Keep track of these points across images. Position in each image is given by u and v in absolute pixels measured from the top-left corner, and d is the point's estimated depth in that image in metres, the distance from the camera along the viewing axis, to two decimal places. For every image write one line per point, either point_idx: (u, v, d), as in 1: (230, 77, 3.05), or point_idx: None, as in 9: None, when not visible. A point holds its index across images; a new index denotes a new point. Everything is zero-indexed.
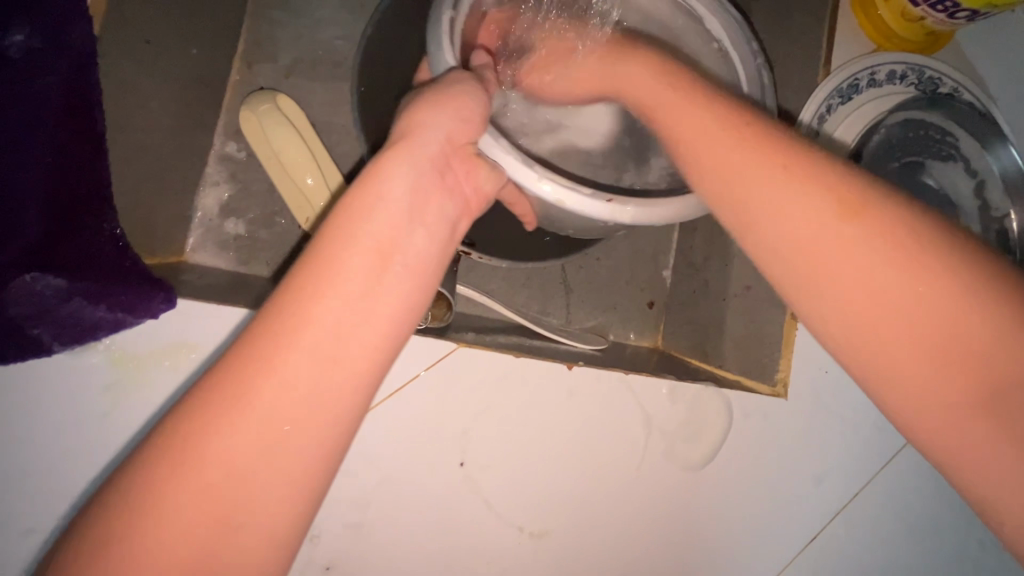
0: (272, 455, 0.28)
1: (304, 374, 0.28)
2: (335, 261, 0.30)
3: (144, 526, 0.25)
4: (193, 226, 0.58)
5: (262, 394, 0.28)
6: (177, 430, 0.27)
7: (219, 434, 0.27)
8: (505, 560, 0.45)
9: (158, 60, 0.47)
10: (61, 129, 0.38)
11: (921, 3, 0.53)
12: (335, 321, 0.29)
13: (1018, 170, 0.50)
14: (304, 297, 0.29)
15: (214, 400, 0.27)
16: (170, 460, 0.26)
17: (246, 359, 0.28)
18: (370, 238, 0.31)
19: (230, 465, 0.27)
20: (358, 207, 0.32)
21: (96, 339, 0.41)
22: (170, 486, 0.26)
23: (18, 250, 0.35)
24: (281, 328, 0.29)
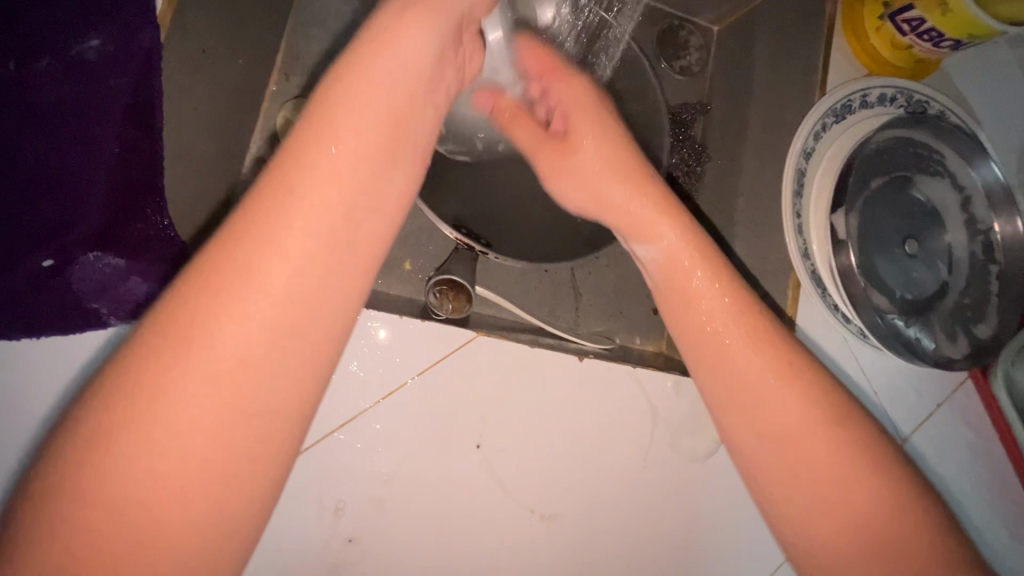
0: (280, 329, 0.25)
1: (303, 271, 0.26)
2: (335, 148, 0.27)
3: (146, 413, 0.22)
4: (227, 222, 0.62)
5: (268, 266, 0.25)
6: (150, 343, 0.23)
7: (206, 347, 0.24)
8: (517, 540, 0.48)
9: (209, 68, 0.51)
10: (127, 126, 0.41)
11: (909, 32, 0.58)
12: (347, 190, 0.27)
13: (1000, 183, 0.55)
14: (307, 161, 0.27)
15: (192, 305, 0.24)
16: (147, 381, 0.23)
17: (242, 225, 0.25)
18: (370, 128, 0.29)
19: (236, 343, 0.24)
20: (356, 92, 0.29)
21: (150, 314, 0.45)
22: (155, 402, 0.23)
23: (84, 233, 0.40)
24: (270, 216, 0.25)
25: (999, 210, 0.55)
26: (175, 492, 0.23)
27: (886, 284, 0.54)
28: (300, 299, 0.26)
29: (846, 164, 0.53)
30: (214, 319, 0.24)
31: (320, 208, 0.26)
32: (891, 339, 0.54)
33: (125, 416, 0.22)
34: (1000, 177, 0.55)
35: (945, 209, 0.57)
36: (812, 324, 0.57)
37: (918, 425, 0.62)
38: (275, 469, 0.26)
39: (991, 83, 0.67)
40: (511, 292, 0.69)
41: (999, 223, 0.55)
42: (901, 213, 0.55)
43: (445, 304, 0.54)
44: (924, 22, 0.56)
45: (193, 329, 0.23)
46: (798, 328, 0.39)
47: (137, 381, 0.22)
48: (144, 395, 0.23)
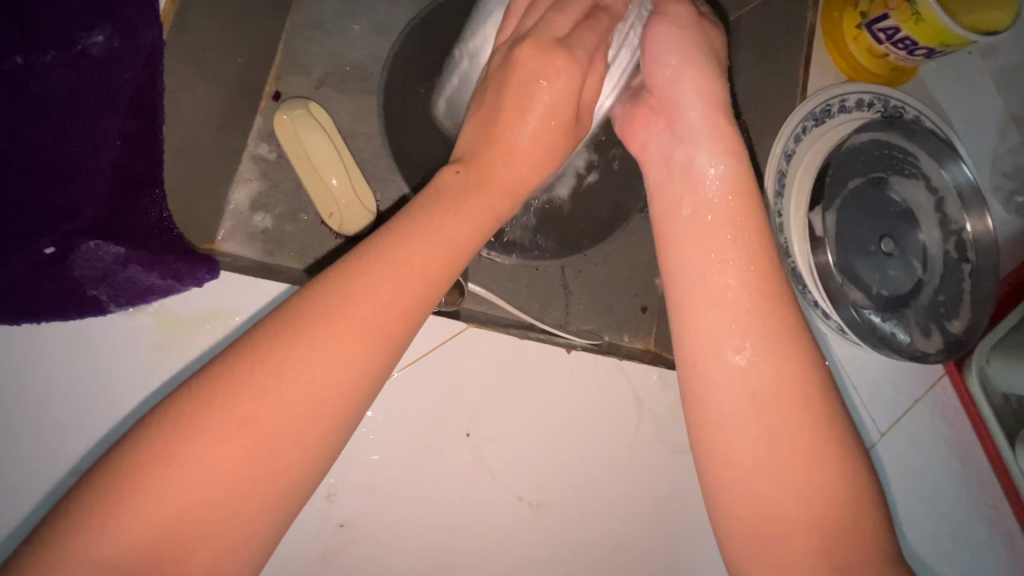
0: (286, 422, 0.31)
1: (352, 335, 0.34)
2: (414, 238, 0.38)
3: (176, 463, 0.29)
4: (225, 217, 0.63)
5: (303, 364, 0.32)
6: (251, 352, 0.32)
7: (281, 371, 0.32)
8: (506, 528, 0.49)
9: (210, 66, 0.53)
10: (130, 118, 0.42)
11: (885, 40, 0.61)
12: (378, 308, 0.35)
13: (970, 184, 0.57)
14: (361, 281, 0.35)
15: (286, 335, 0.33)
16: (236, 385, 0.31)
17: (300, 321, 0.33)
18: (429, 252, 0.38)
19: (259, 425, 0.31)
20: (448, 201, 0.41)
21: (148, 301, 0.47)
22: (239, 403, 0.30)
23: (88, 220, 0.41)
24: (350, 279, 0.35)
25: (972, 210, 0.58)
26: (161, 529, 0.28)
27: (864, 281, 0.56)
28: (340, 362, 0.33)
29: (825, 164, 0.56)
30: (287, 356, 0.32)
31: (385, 283, 0.35)
32: (869, 333, 0.55)
33: (219, 407, 0.30)
34: (970, 178, 0.57)
35: (920, 209, 0.59)
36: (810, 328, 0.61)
37: (898, 419, 0.64)
38: (251, 536, 0.31)
39: (964, 91, 0.70)
40: (504, 289, 0.71)
41: (970, 222, 0.58)
42: (877, 212, 0.57)
43: (438, 296, 0.55)
44: (899, 31, 0.59)
45: (277, 359, 0.32)
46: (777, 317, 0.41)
47: (234, 384, 0.31)
48: (228, 401, 0.30)
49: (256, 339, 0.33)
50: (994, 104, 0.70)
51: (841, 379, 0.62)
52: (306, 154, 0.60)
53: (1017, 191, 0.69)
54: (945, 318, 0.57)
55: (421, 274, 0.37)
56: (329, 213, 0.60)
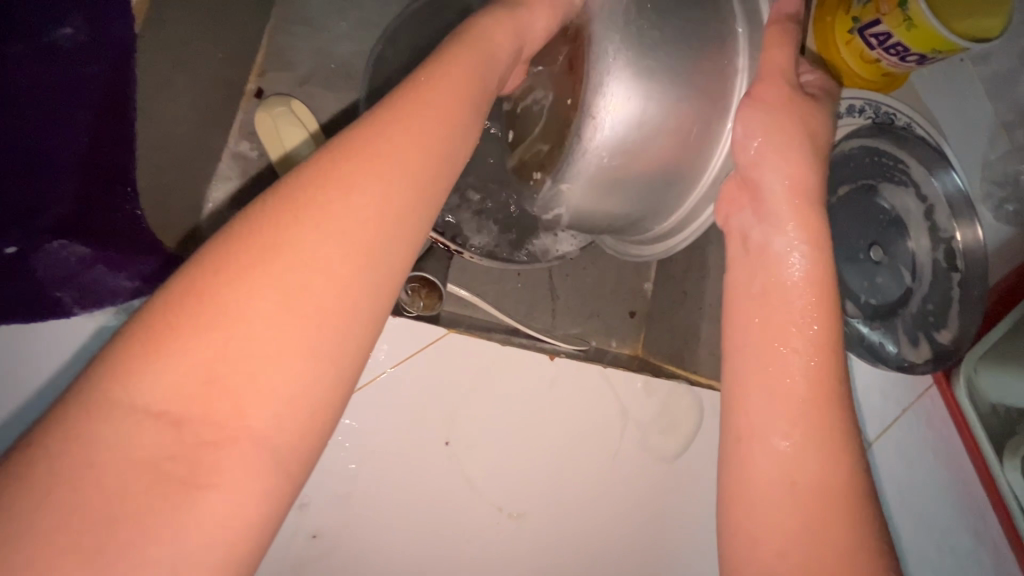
0: (290, 309, 0.27)
1: (321, 244, 0.28)
2: (388, 140, 0.32)
3: (158, 359, 0.25)
4: (203, 216, 0.62)
5: (297, 242, 0.28)
6: (196, 275, 0.27)
7: (235, 290, 0.26)
8: (485, 538, 0.48)
9: (188, 62, 0.52)
10: (100, 114, 0.41)
11: (877, 46, 0.60)
12: (379, 175, 0.31)
13: (959, 190, 0.55)
14: (359, 149, 0.31)
15: (242, 253, 0.27)
16: (185, 314, 0.26)
17: (287, 197, 0.29)
18: (431, 118, 0.34)
19: (252, 312, 0.26)
20: (415, 99, 0.34)
21: (111, 305, 0.44)
22: (191, 325, 0.25)
23: (51, 219, 0.40)
24: (314, 183, 0.29)
25: (961, 217, 0.55)
26: (151, 445, 0.24)
27: (849, 287, 0.57)
28: (314, 275, 0.28)
29: None
30: (242, 273, 0.27)
31: (358, 186, 0.30)
32: (853, 339, 0.56)
33: (160, 337, 0.25)
34: (960, 185, 0.55)
35: (911, 217, 0.57)
36: None
37: (885, 428, 0.63)
38: (268, 443, 0.26)
39: (956, 98, 0.69)
40: (489, 292, 0.70)
41: (961, 230, 0.55)
42: (863, 221, 0.59)
43: (417, 302, 0.54)
44: (891, 37, 0.58)
45: (231, 276, 0.27)
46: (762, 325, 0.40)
47: (175, 318, 0.25)
48: (171, 327, 0.25)
49: (203, 258, 0.27)
50: (986, 110, 0.69)
51: None
52: (286, 153, 0.58)
53: (1009, 199, 0.69)
54: (934, 328, 0.56)
55: (396, 177, 0.31)
56: None
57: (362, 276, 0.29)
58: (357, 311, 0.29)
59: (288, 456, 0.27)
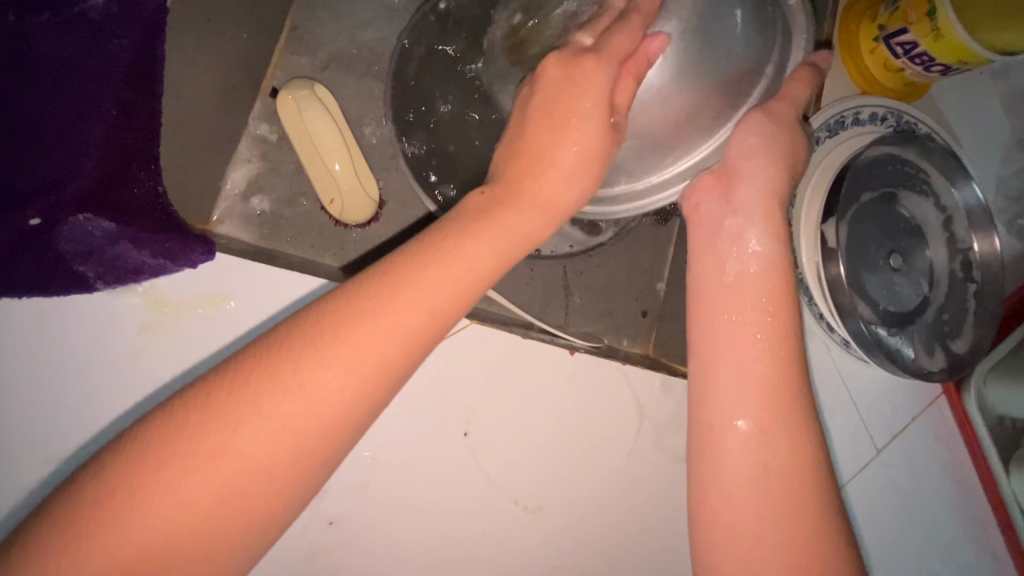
0: (324, 417, 0.30)
1: (349, 380, 0.31)
2: (458, 253, 0.36)
3: (216, 442, 0.28)
4: (220, 198, 0.61)
5: (345, 356, 0.31)
6: (239, 386, 0.29)
7: (265, 411, 0.29)
8: (499, 532, 0.48)
9: (213, 40, 0.51)
10: (126, 87, 0.39)
11: (902, 55, 0.60)
12: (426, 299, 0.34)
13: (981, 206, 0.57)
14: (415, 268, 0.34)
15: (280, 370, 0.30)
16: (267, 395, 0.29)
17: (345, 304, 0.32)
18: (482, 242, 0.37)
19: (300, 414, 0.30)
20: (465, 236, 0.36)
21: (136, 281, 0.45)
22: (225, 444, 0.28)
23: (75, 193, 0.38)
24: (355, 316, 0.32)
25: (980, 231, 0.57)
26: (189, 516, 0.27)
27: (871, 296, 0.56)
28: (337, 408, 0.31)
29: (839, 175, 0.55)
30: (276, 398, 0.29)
31: (394, 325, 0.32)
32: (874, 348, 0.54)
33: (199, 448, 0.28)
34: (980, 200, 0.57)
35: (928, 226, 0.59)
36: (813, 349, 0.61)
37: (896, 436, 0.63)
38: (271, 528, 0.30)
39: (975, 109, 0.70)
40: (504, 286, 0.69)
41: (978, 242, 0.58)
42: (886, 228, 0.57)
43: None
44: (917, 46, 0.58)
45: (266, 399, 0.29)
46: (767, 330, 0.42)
47: (234, 402, 0.29)
48: (208, 439, 0.28)
49: (245, 368, 0.30)
50: (1002, 125, 0.70)
51: (841, 394, 0.62)
52: (308, 137, 0.58)
53: (1021, 214, 0.69)
54: (949, 337, 0.58)
55: (431, 314, 0.34)
56: (330, 199, 0.59)
57: (373, 407, 0.32)
58: (362, 435, 0.32)
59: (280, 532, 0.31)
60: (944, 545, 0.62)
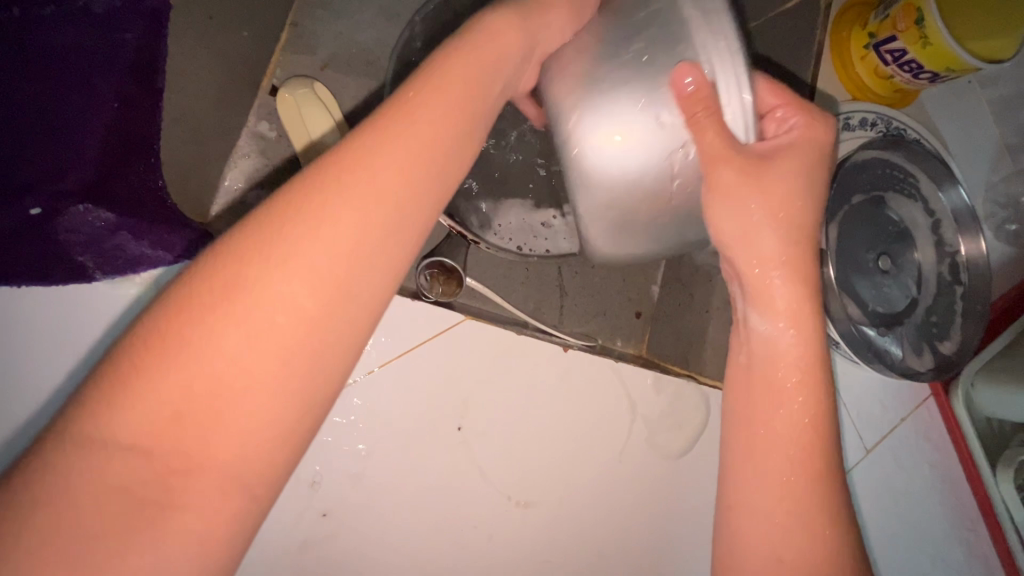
0: (291, 309, 0.27)
1: (353, 221, 0.28)
2: (416, 113, 0.32)
3: (173, 349, 0.25)
4: (219, 194, 0.62)
5: (306, 237, 0.27)
6: (239, 248, 0.27)
7: (270, 262, 0.27)
8: (491, 525, 0.48)
9: (215, 37, 0.51)
10: (128, 81, 0.40)
11: (891, 62, 0.61)
12: (388, 169, 0.30)
13: (967, 208, 0.58)
14: (373, 136, 0.30)
15: (275, 226, 0.27)
16: (220, 289, 0.26)
17: (304, 185, 0.29)
18: (448, 105, 0.33)
19: (261, 307, 0.26)
20: (447, 71, 0.34)
21: (134, 272, 0.44)
22: (231, 301, 0.26)
23: (75, 182, 0.39)
24: (349, 160, 0.29)
25: (969, 234, 0.58)
26: (140, 437, 0.24)
27: (861, 297, 0.57)
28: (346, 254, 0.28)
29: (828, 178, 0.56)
30: (280, 252, 0.27)
31: (395, 169, 0.30)
32: (863, 348, 0.56)
33: (212, 295, 0.26)
34: (966, 201, 0.58)
35: (917, 228, 0.60)
36: None
37: (885, 437, 0.64)
38: (254, 452, 0.26)
39: (964, 117, 0.71)
40: (500, 285, 0.70)
41: (965, 245, 0.58)
42: (876, 231, 0.58)
43: (435, 287, 0.53)
44: (905, 54, 0.59)
45: (267, 254, 0.27)
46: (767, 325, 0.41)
47: (188, 304, 0.26)
48: (224, 282, 0.26)
49: (236, 237, 0.28)
50: (991, 133, 0.71)
51: None
52: (307, 134, 0.59)
53: (1009, 219, 0.70)
54: (937, 339, 0.58)
55: (431, 153, 0.32)
56: None
57: (389, 257, 0.30)
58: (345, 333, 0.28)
59: (264, 470, 0.27)
60: (932, 545, 0.63)
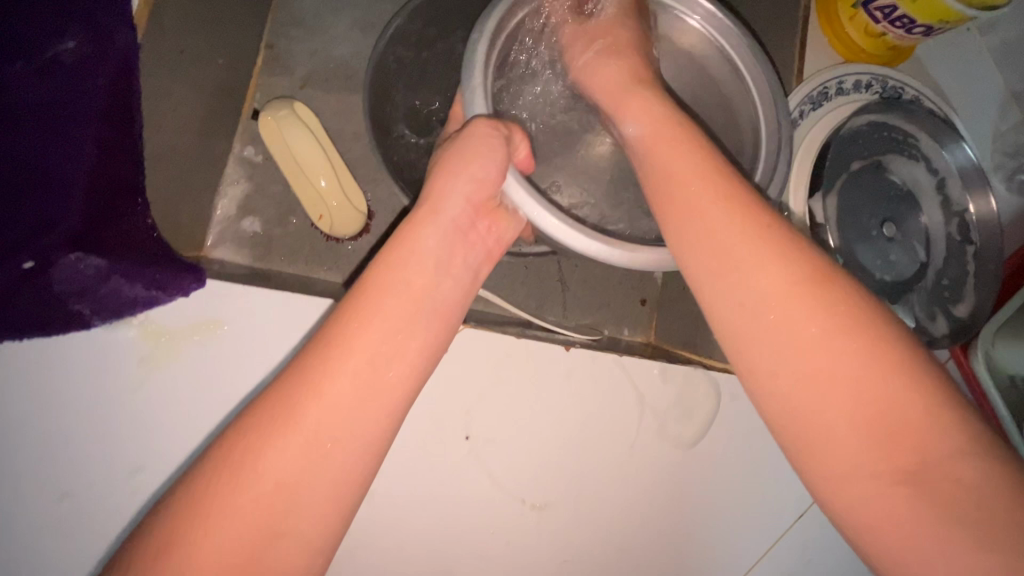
0: (267, 508, 0.33)
1: (304, 450, 0.35)
2: (360, 327, 0.38)
3: (180, 557, 0.31)
4: (212, 224, 0.62)
5: (272, 450, 0.34)
6: (212, 474, 0.33)
7: (231, 502, 0.33)
8: (508, 530, 0.49)
9: (189, 69, 0.51)
10: (103, 126, 0.40)
11: (882, 19, 0.58)
12: (349, 382, 0.36)
13: (972, 164, 0.56)
14: (337, 348, 0.37)
15: (251, 445, 0.34)
16: (206, 501, 0.32)
17: (277, 404, 0.35)
18: (397, 308, 0.39)
19: (244, 514, 0.33)
20: (395, 273, 0.40)
21: (132, 314, 0.45)
22: (193, 541, 0.31)
23: (63, 235, 0.39)
24: (334, 356, 0.37)
25: (974, 192, 0.56)
26: None
27: (866, 266, 0.57)
28: (291, 487, 0.34)
29: (821, 151, 0.58)
30: (254, 467, 0.33)
31: (331, 407, 0.36)
32: None
33: (208, 496, 0.32)
34: (972, 159, 0.56)
35: (920, 189, 0.58)
36: None
37: None
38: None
39: (964, 67, 0.68)
40: (499, 286, 0.69)
41: (973, 203, 0.56)
42: (878, 196, 0.58)
43: None
44: (896, 9, 0.56)
45: (226, 496, 0.33)
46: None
47: (185, 518, 0.32)
48: (212, 497, 0.32)
49: (226, 446, 0.34)
50: (996, 79, 0.68)
51: None
52: (292, 156, 0.58)
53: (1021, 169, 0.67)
54: (949, 303, 0.57)
55: (382, 359, 0.38)
56: (319, 215, 0.59)
57: (339, 476, 0.36)
58: (318, 520, 0.35)
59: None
60: None
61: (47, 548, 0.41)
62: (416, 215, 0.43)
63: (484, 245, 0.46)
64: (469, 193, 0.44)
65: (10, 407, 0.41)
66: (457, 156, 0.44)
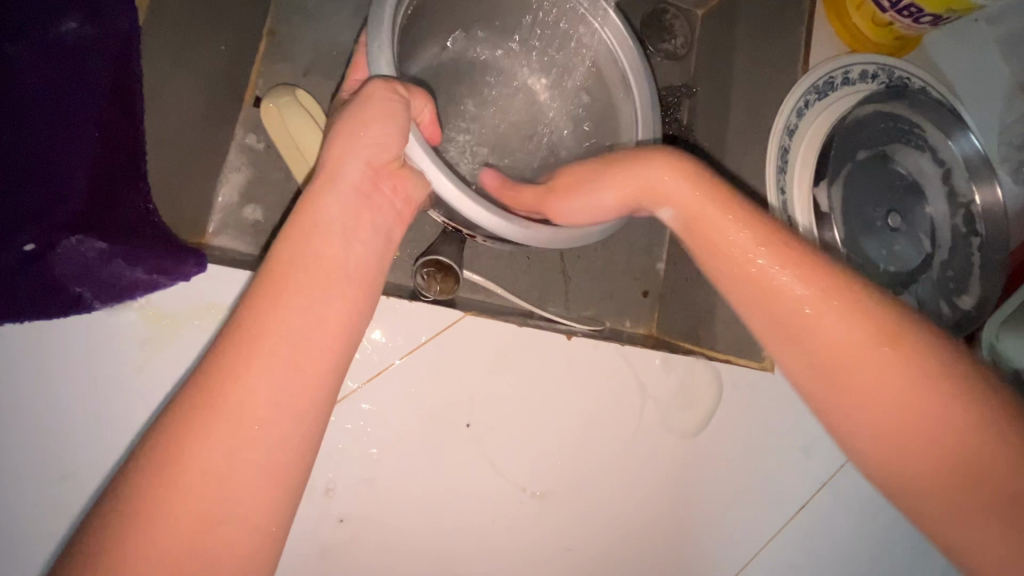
0: (204, 508, 0.30)
1: (229, 436, 0.32)
2: (274, 305, 0.35)
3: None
4: (214, 211, 0.62)
5: (195, 446, 0.31)
6: (133, 484, 0.30)
7: (156, 511, 0.29)
8: (509, 517, 0.49)
9: (191, 53, 0.51)
10: (106, 109, 0.40)
11: (889, 8, 0.58)
12: (272, 362, 0.34)
13: (979, 155, 0.57)
14: (250, 328, 0.34)
15: (167, 448, 0.31)
16: (129, 514, 0.29)
17: (189, 399, 0.32)
18: (316, 282, 0.37)
19: (177, 520, 0.30)
20: (308, 248, 0.37)
21: (133, 297, 0.44)
22: (126, 544, 0.28)
23: (68, 215, 0.38)
24: (248, 338, 0.34)
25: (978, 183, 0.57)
26: None
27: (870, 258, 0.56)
28: (228, 471, 0.31)
29: (828, 142, 0.55)
30: (180, 468, 0.30)
31: (254, 383, 0.33)
32: None
33: (128, 511, 0.29)
34: (978, 148, 0.57)
35: (926, 179, 0.59)
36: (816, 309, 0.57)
37: None
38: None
39: (969, 58, 0.68)
40: (502, 276, 0.69)
41: (979, 193, 0.57)
42: (885, 188, 0.57)
43: (433, 287, 0.54)
44: None
45: (155, 496, 0.29)
46: (770, 297, 0.41)
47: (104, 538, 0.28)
48: (135, 510, 0.29)
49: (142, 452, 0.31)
50: (1001, 70, 0.67)
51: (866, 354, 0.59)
52: (295, 143, 0.58)
53: None
54: (955, 293, 0.57)
55: (303, 332, 0.35)
56: None
57: (279, 451, 0.33)
58: (261, 503, 0.32)
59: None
60: None
61: (47, 528, 0.40)
62: (312, 187, 0.40)
63: (391, 207, 0.43)
64: (368, 156, 0.41)
65: (9, 387, 0.41)
66: (352, 121, 0.41)
